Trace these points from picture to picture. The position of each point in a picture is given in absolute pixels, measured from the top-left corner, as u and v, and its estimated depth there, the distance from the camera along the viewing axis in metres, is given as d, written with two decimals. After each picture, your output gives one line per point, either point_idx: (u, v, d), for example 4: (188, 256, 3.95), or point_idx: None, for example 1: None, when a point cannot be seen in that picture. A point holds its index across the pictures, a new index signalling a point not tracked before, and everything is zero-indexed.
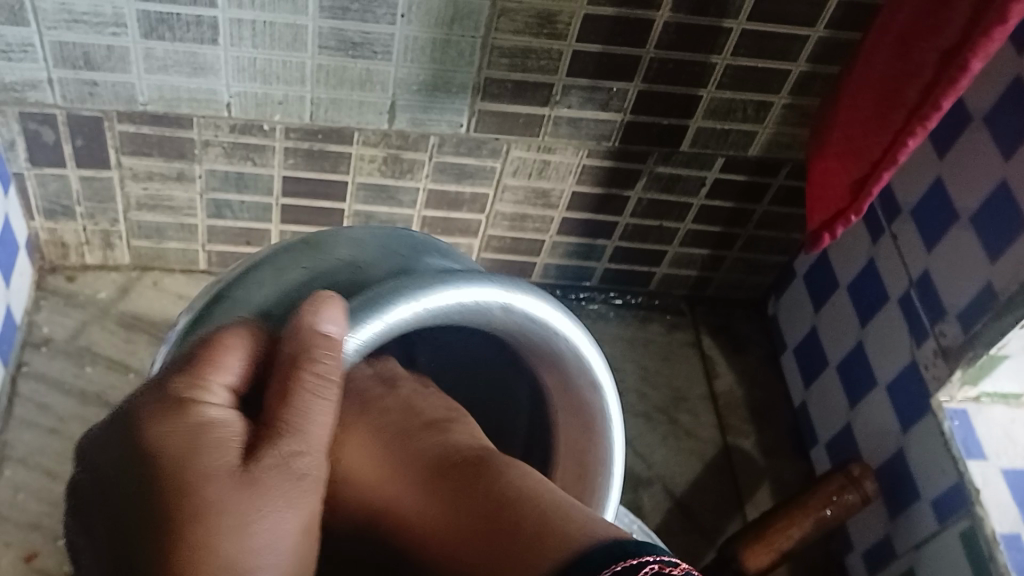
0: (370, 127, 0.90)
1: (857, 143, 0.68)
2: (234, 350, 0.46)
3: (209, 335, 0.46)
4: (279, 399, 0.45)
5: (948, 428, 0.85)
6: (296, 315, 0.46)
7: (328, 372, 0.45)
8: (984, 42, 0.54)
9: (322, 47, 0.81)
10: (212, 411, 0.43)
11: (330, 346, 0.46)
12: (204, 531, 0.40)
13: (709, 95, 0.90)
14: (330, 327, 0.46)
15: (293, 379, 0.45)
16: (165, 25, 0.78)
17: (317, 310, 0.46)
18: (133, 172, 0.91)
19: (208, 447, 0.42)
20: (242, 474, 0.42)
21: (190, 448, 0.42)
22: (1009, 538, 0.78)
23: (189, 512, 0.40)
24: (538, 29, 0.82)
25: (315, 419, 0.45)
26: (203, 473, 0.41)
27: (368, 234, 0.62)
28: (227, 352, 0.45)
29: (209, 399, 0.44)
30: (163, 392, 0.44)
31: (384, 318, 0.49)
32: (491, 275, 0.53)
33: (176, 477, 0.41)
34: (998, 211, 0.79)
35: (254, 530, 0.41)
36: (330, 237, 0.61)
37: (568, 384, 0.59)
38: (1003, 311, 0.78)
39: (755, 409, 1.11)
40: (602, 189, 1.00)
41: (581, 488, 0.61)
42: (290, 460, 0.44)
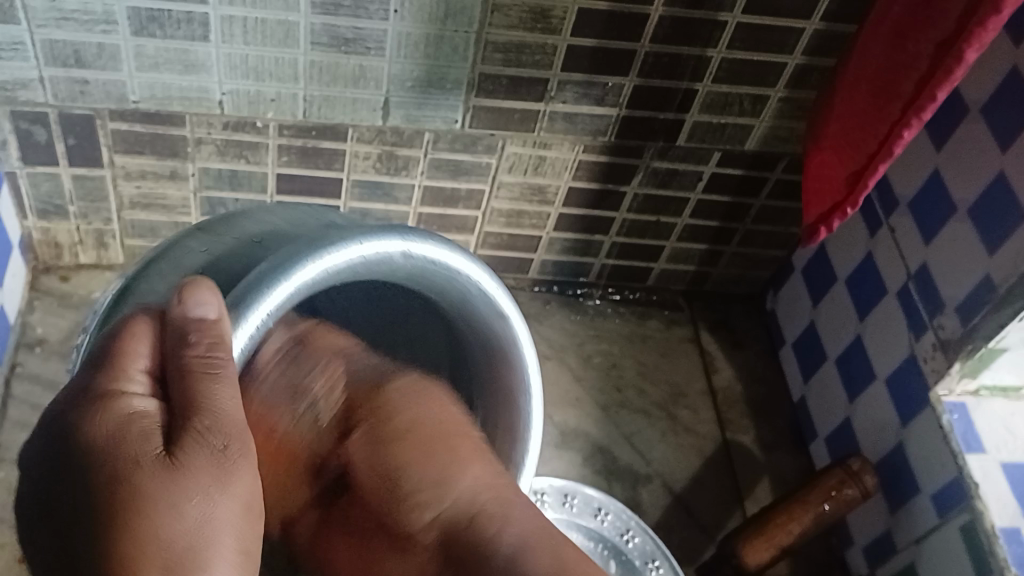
0: (364, 124, 0.89)
1: (853, 136, 0.67)
2: (143, 339, 0.46)
3: (118, 327, 0.47)
4: (180, 381, 0.45)
5: (946, 423, 0.84)
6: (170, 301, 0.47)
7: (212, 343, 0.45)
8: (980, 33, 0.54)
9: (314, 43, 0.80)
10: (135, 404, 0.44)
11: (205, 323, 0.45)
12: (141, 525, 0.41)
13: (705, 89, 0.90)
14: (199, 311, 0.46)
15: (185, 362, 0.45)
16: (156, 23, 0.77)
17: (185, 295, 0.46)
18: (126, 170, 0.90)
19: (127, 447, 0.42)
20: (165, 460, 0.42)
21: (117, 447, 0.42)
22: (1009, 532, 0.78)
23: (122, 512, 0.41)
24: (531, 24, 0.82)
25: (225, 403, 0.45)
26: (126, 482, 0.41)
27: (273, 215, 0.62)
28: (135, 341, 0.46)
29: (131, 392, 0.44)
30: (86, 391, 0.44)
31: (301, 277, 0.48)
32: (385, 225, 0.54)
33: (110, 480, 0.41)
34: (995, 203, 0.79)
35: (175, 515, 0.41)
36: (234, 219, 0.62)
37: (478, 317, 0.61)
38: (1003, 303, 0.78)
39: (753, 404, 1.11)
40: (598, 184, 1.00)
41: (507, 407, 0.64)
42: (208, 438, 0.43)
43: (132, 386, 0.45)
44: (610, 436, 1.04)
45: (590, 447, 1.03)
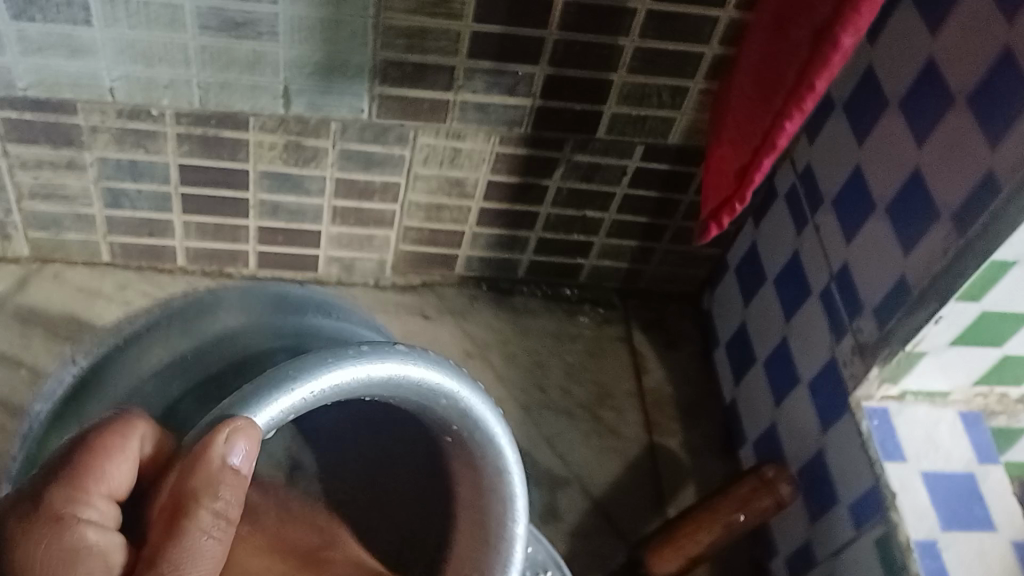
0: (265, 112, 0.86)
1: (744, 127, 0.64)
2: (122, 443, 0.46)
3: (100, 428, 0.47)
4: (163, 531, 0.43)
5: (865, 430, 0.80)
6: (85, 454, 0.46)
7: (223, 508, 0.44)
8: (853, 16, 0.50)
9: (203, 27, 0.77)
10: (88, 535, 0.43)
11: (232, 480, 0.45)
12: (88, 458, 0.46)
13: (620, 79, 0.86)
14: (237, 459, 0.45)
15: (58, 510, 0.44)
16: (35, 6, 0.74)
17: (112, 441, 0.46)
18: (21, 160, 0.87)
19: (96, 494, 0.45)
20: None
21: (102, 448, 0.46)
22: (924, 546, 0.74)
23: (77, 465, 0.45)
24: (431, 9, 0.78)
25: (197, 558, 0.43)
26: (68, 528, 0.43)
27: (244, 295, 0.66)
28: (115, 446, 0.46)
29: (86, 514, 0.44)
30: (44, 504, 0.44)
31: (325, 377, 0.51)
32: (435, 359, 0.55)
33: (69, 480, 0.45)
34: (911, 200, 0.74)
35: (117, 459, 0.46)
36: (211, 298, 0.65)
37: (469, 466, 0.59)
38: (916, 306, 0.74)
39: (685, 406, 1.08)
40: (518, 178, 0.97)
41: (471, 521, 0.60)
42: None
43: (87, 512, 0.45)
44: (531, 438, 1.01)
45: None
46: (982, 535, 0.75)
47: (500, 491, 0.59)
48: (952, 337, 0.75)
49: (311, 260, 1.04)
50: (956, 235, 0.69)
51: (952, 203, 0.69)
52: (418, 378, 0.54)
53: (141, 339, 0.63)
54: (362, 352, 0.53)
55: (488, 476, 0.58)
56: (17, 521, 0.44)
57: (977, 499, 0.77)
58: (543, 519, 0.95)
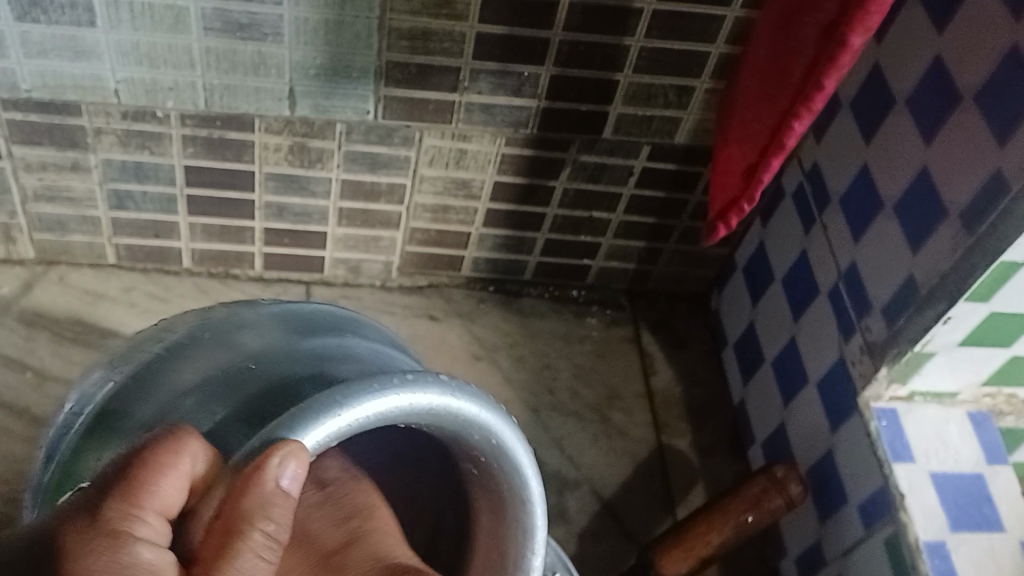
0: (270, 114, 0.86)
1: (751, 127, 0.63)
2: (178, 462, 0.44)
3: (155, 441, 0.44)
4: (216, 554, 0.42)
5: (873, 430, 0.80)
6: (140, 467, 0.43)
7: (276, 533, 0.43)
8: (860, 16, 0.49)
9: (207, 29, 0.77)
10: (144, 556, 0.41)
11: (285, 502, 0.44)
12: (142, 477, 0.43)
13: (626, 79, 0.86)
14: (287, 481, 0.44)
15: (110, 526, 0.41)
16: (39, 8, 0.74)
17: (172, 458, 0.43)
18: (27, 162, 0.88)
19: (148, 517, 0.42)
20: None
21: (155, 465, 0.43)
22: (933, 547, 0.74)
23: (129, 484, 0.42)
24: (435, 10, 0.78)
25: None
26: (124, 547, 0.41)
27: (276, 316, 0.68)
28: (174, 464, 0.43)
29: (140, 533, 0.41)
30: (96, 521, 0.41)
31: (374, 406, 0.51)
32: (474, 390, 0.55)
33: (123, 497, 0.42)
34: (920, 199, 0.74)
35: (172, 475, 0.43)
36: (244, 319, 0.67)
37: (496, 497, 0.58)
38: (925, 305, 0.73)
39: (693, 407, 1.07)
40: (524, 179, 0.96)
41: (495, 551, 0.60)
42: None
43: (140, 529, 0.42)
44: (539, 439, 1.01)
45: None
46: (991, 535, 0.75)
47: (524, 527, 0.58)
48: (961, 337, 0.74)
49: (317, 261, 1.04)
50: (964, 234, 0.69)
51: (960, 202, 0.69)
52: (457, 410, 0.54)
53: (177, 356, 0.64)
54: (408, 381, 0.52)
55: (515, 508, 0.58)
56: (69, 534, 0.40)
57: (986, 500, 0.77)
58: (551, 520, 0.95)
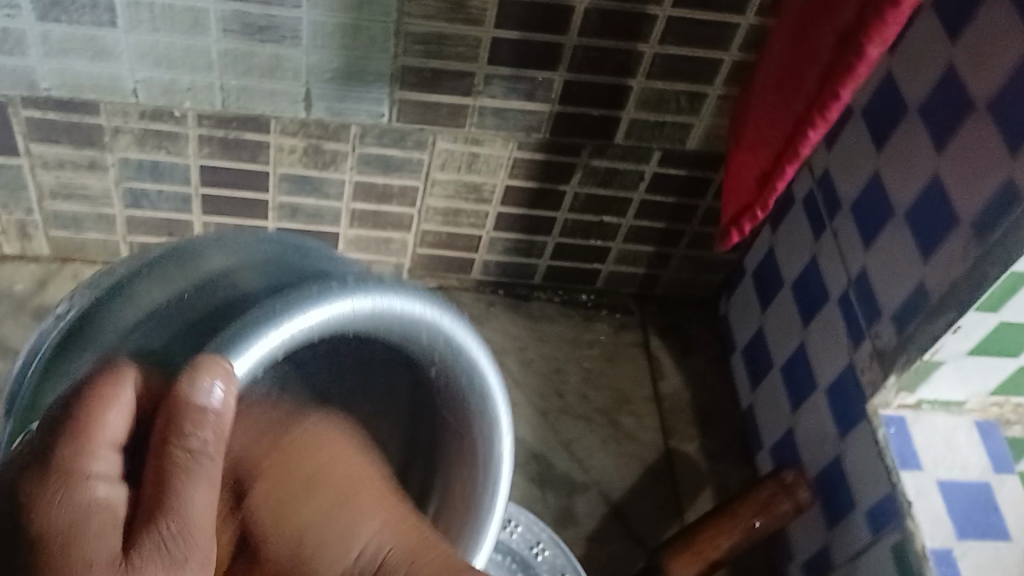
0: (286, 116, 0.86)
1: (765, 133, 0.64)
2: (117, 400, 0.46)
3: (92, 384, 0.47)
4: (157, 480, 0.44)
5: (882, 437, 0.80)
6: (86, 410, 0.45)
7: (202, 447, 0.45)
8: (878, 28, 0.50)
9: (226, 31, 0.78)
10: (97, 492, 0.43)
11: (210, 419, 0.45)
12: (86, 420, 0.45)
13: (639, 85, 0.87)
14: (215, 400, 0.45)
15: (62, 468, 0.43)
16: (60, 8, 0.75)
17: (111, 395, 0.46)
18: (44, 160, 0.88)
19: (101, 452, 0.44)
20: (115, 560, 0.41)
21: (97, 403, 0.46)
22: (940, 554, 0.74)
23: (76, 422, 0.45)
24: (451, 14, 0.79)
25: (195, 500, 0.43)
26: (78, 483, 0.43)
27: (231, 241, 0.61)
28: (113, 400, 0.46)
29: (92, 473, 0.43)
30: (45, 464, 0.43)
31: (332, 308, 0.53)
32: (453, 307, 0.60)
33: (70, 437, 0.44)
34: (931, 208, 0.74)
35: (114, 411, 0.46)
36: (193, 247, 0.60)
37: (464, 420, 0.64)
38: (935, 313, 0.73)
39: (701, 412, 1.08)
40: (535, 183, 0.97)
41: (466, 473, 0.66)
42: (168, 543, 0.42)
43: (93, 466, 0.44)
44: (547, 442, 1.02)
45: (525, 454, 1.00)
46: (998, 544, 0.75)
47: (491, 443, 0.65)
48: (970, 346, 0.75)
49: None
50: (976, 243, 0.69)
51: (973, 212, 0.69)
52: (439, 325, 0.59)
53: (130, 288, 0.57)
54: (390, 283, 0.56)
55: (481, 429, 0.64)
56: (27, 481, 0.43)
57: (994, 509, 0.77)
58: (559, 523, 0.96)
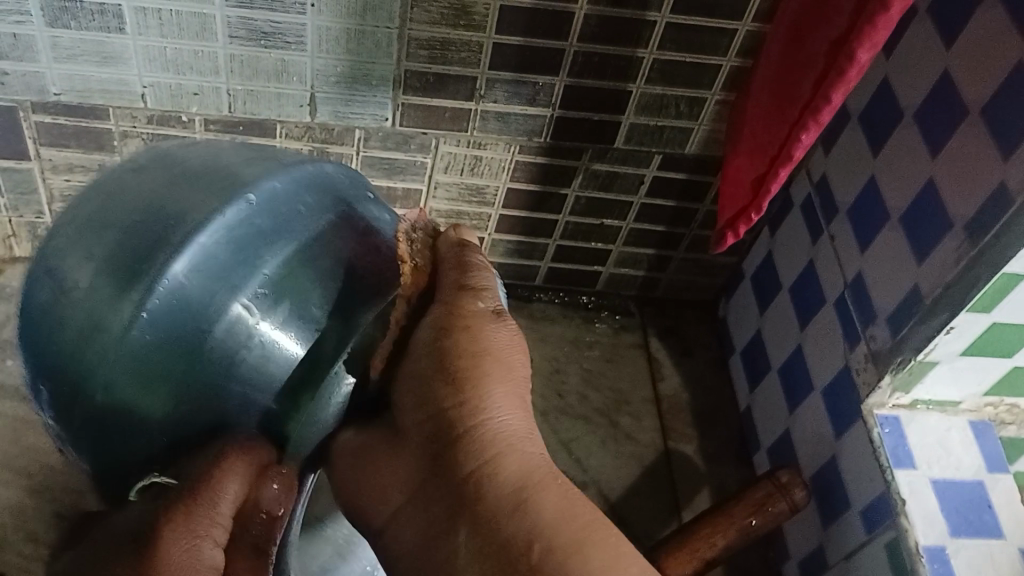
0: (292, 120, 0.88)
1: (761, 137, 0.65)
2: (236, 476, 0.46)
3: (219, 453, 0.46)
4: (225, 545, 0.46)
5: (876, 437, 0.81)
6: (219, 461, 0.46)
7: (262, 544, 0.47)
8: (869, 32, 0.51)
9: (233, 37, 0.79)
10: (204, 554, 0.45)
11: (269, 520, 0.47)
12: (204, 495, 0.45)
13: (638, 90, 0.88)
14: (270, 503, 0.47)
15: (186, 521, 0.45)
16: (70, 14, 0.77)
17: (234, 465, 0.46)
18: (53, 164, 0.90)
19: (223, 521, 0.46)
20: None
21: (212, 487, 0.45)
22: (933, 552, 0.75)
23: (200, 485, 0.46)
24: (453, 20, 0.80)
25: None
26: (190, 545, 0.44)
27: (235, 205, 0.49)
28: (229, 479, 0.46)
29: (207, 542, 0.45)
30: (174, 517, 0.45)
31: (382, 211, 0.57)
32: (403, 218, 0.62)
33: (192, 504, 0.45)
34: (925, 211, 0.75)
35: (230, 492, 0.46)
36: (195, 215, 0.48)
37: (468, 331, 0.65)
38: (929, 315, 0.74)
39: (700, 412, 1.09)
40: (537, 186, 0.98)
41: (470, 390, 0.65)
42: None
43: (208, 542, 0.45)
44: (547, 442, 1.03)
45: None
46: (990, 541, 0.76)
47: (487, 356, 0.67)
48: (963, 347, 0.76)
49: None
50: (969, 246, 0.70)
51: (966, 215, 0.70)
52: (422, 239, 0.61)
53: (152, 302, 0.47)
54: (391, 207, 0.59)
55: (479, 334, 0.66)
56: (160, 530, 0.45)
57: (988, 507, 0.78)
58: None
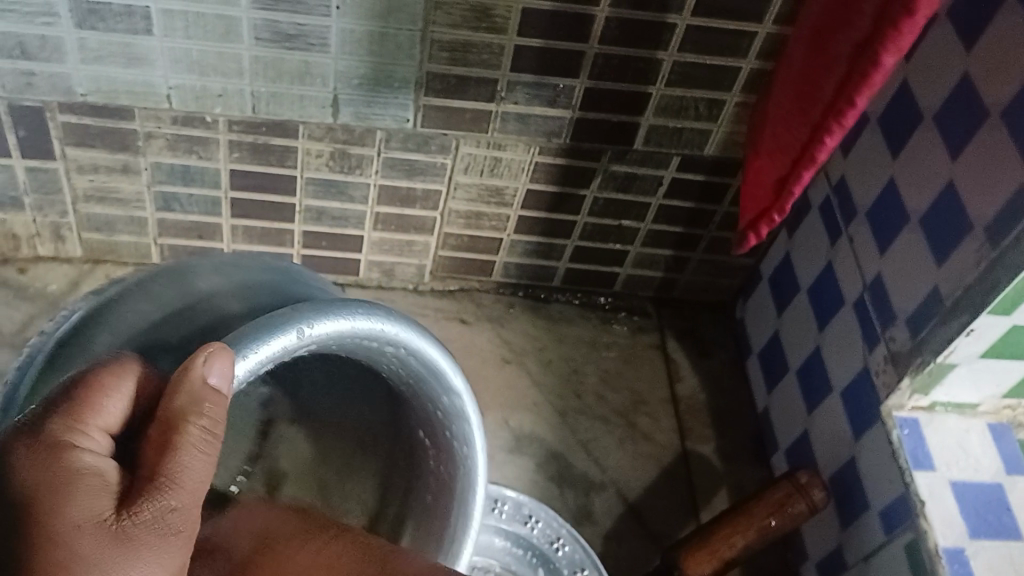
0: (314, 121, 0.89)
1: (781, 138, 0.66)
2: (110, 392, 0.44)
3: (83, 374, 0.44)
4: (154, 454, 0.42)
5: (895, 438, 0.81)
6: (84, 378, 0.44)
7: (210, 427, 0.44)
8: (894, 36, 0.51)
9: (257, 39, 0.80)
10: (84, 458, 0.40)
11: (217, 397, 0.45)
12: (87, 394, 0.43)
13: (658, 92, 0.88)
14: (217, 378, 0.46)
15: (52, 432, 0.41)
16: (97, 16, 0.77)
17: (207, 358, 0.46)
18: (79, 164, 0.91)
19: (94, 428, 0.43)
20: (113, 528, 0.38)
21: (93, 390, 0.43)
22: (952, 553, 0.75)
23: (71, 402, 0.43)
24: (475, 23, 0.81)
25: (190, 471, 0.42)
26: (66, 451, 0.40)
27: (236, 266, 0.63)
28: (101, 393, 0.44)
29: (83, 446, 0.41)
30: (39, 431, 0.41)
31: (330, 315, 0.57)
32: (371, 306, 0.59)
33: (64, 416, 0.42)
34: (945, 213, 0.76)
35: (111, 400, 0.44)
36: (193, 267, 0.62)
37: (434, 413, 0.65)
38: (949, 317, 0.75)
39: (718, 413, 1.09)
40: (555, 187, 0.99)
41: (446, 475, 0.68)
42: (164, 514, 0.40)
43: (87, 442, 0.42)
44: (566, 442, 1.03)
45: (543, 453, 1.02)
46: (1010, 543, 0.76)
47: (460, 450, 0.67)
48: (983, 349, 0.76)
49: (353, 264, 1.07)
50: (989, 248, 0.70)
51: (986, 218, 0.71)
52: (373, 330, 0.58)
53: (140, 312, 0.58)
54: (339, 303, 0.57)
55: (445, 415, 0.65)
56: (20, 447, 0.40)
57: (1006, 509, 0.78)
58: (576, 521, 0.97)
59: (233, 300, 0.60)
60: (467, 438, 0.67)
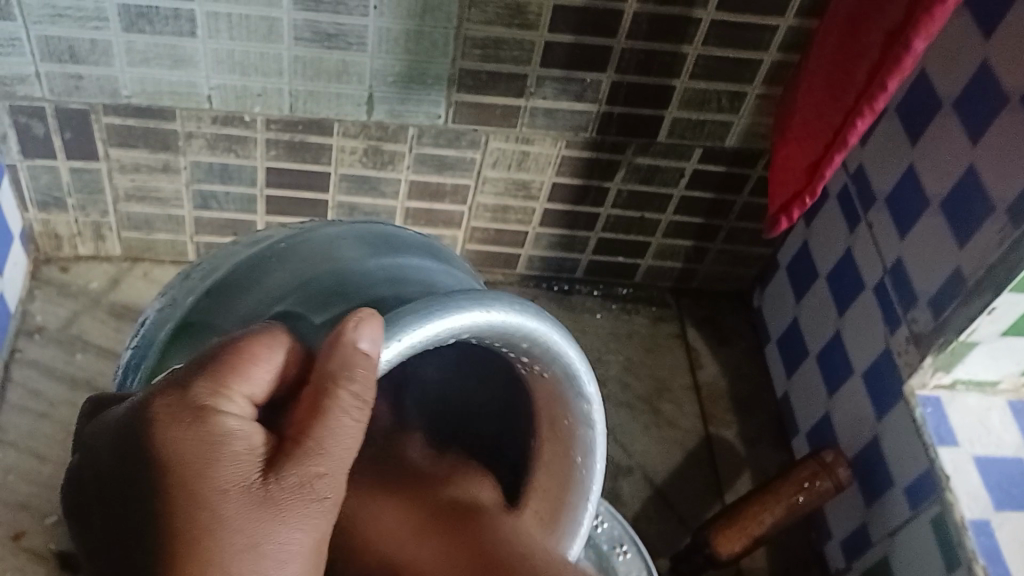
0: (349, 118, 0.91)
1: (813, 125, 0.68)
2: (262, 358, 0.46)
3: (244, 336, 0.47)
4: (307, 419, 0.46)
5: (919, 416, 0.84)
6: (239, 342, 0.46)
7: (362, 393, 0.47)
8: (925, 21, 0.54)
9: (298, 38, 0.83)
10: (228, 423, 0.44)
11: (367, 363, 0.47)
12: (236, 361, 0.45)
13: (683, 85, 0.91)
14: (368, 345, 0.47)
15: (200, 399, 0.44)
16: (145, 19, 0.80)
17: (357, 325, 0.47)
18: (121, 164, 0.93)
19: (240, 395, 0.45)
20: (259, 493, 0.43)
21: (250, 355, 0.46)
22: (978, 524, 0.78)
23: (224, 363, 0.45)
24: (509, 20, 0.84)
25: (341, 440, 0.46)
26: (211, 416, 0.44)
27: (354, 234, 0.65)
28: (255, 362, 0.46)
29: (227, 409, 0.45)
30: (187, 395, 0.44)
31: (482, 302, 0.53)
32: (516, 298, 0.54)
33: (212, 376, 0.45)
34: (965, 196, 0.79)
35: (261, 366, 0.46)
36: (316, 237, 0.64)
37: (562, 413, 0.59)
38: (972, 295, 0.78)
39: (739, 399, 1.12)
40: (581, 180, 1.02)
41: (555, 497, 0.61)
42: (313, 480, 0.45)
43: (229, 405, 0.45)
44: None
45: None
46: None
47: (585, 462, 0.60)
48: (1004, 327, 0.79)
49: None
50: (1012, 228, 0.73)
51: (1007, 199, 0.74)
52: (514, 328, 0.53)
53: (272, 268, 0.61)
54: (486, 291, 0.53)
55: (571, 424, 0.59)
56: (165, 408, 0.44)
57: None
58: None
59: (359, 249, 0.63)
60: (588, 448, 0.60)
